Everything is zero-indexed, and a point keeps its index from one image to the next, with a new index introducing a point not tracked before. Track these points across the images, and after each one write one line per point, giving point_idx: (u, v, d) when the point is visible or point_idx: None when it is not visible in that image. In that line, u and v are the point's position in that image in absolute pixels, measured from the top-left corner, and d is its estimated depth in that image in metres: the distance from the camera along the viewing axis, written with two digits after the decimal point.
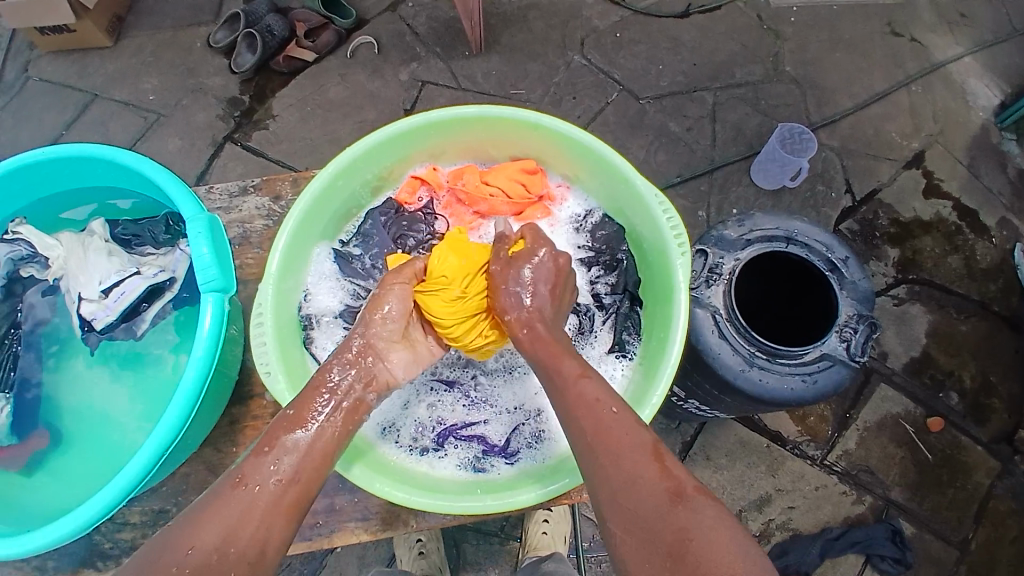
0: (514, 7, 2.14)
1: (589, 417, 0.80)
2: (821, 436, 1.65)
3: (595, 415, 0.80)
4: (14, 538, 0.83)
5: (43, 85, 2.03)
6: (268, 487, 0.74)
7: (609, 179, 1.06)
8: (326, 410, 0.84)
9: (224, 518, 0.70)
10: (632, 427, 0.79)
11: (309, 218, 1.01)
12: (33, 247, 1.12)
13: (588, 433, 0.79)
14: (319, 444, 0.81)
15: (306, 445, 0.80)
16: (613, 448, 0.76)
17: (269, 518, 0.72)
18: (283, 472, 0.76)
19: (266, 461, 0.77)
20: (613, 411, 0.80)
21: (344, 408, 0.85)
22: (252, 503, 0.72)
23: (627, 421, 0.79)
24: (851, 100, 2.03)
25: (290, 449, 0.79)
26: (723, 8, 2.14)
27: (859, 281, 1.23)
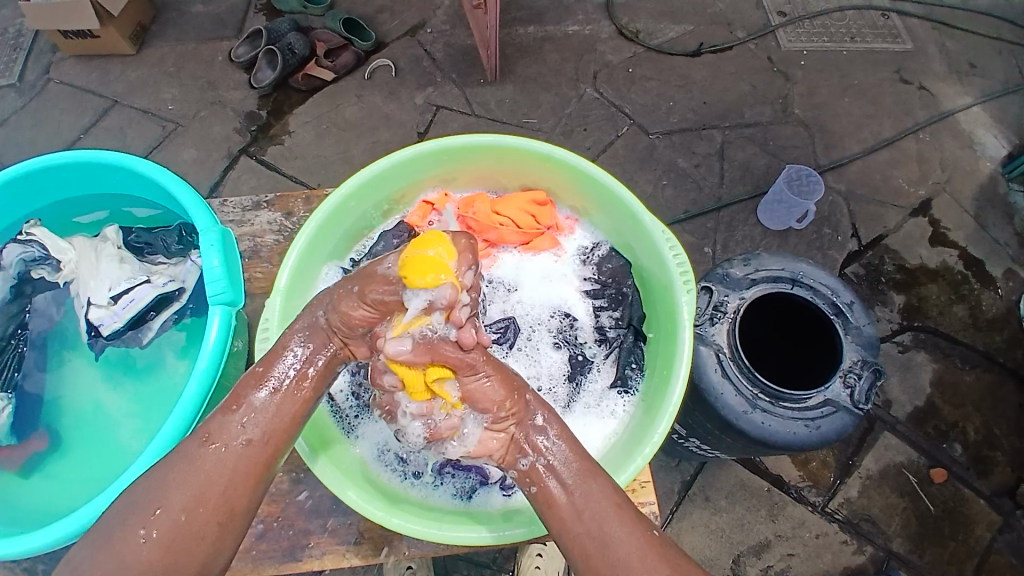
0: (531, 39, 2.18)
1: (632, 538, 0.75)
2: (822, 482, 1.63)
3: (634, 534, 0.76)
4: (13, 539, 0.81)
5: (63, 89, 2.07)
6: (235, 447, 0.77)
7: (618, 214, 1.06)
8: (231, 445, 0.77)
9: (189, 483, 0.74)
10: (669, 548, 0.77)
11: (319, 236, 1.00)
12: (46, 250, 1.11)
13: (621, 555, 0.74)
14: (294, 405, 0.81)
15: (276, 408, 0.80)
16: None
17: (233, 483, 0.75)
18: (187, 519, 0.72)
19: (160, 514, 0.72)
20: (652, 534, 0.77)
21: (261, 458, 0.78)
22: (217, 468, 0.75)
23: (666, 546, 0.77)
24: (859, 145, 2.05)
25: (261, 409, 0.80)
26: (735, 49, 2.19)
27: (863, 326, 1.22)
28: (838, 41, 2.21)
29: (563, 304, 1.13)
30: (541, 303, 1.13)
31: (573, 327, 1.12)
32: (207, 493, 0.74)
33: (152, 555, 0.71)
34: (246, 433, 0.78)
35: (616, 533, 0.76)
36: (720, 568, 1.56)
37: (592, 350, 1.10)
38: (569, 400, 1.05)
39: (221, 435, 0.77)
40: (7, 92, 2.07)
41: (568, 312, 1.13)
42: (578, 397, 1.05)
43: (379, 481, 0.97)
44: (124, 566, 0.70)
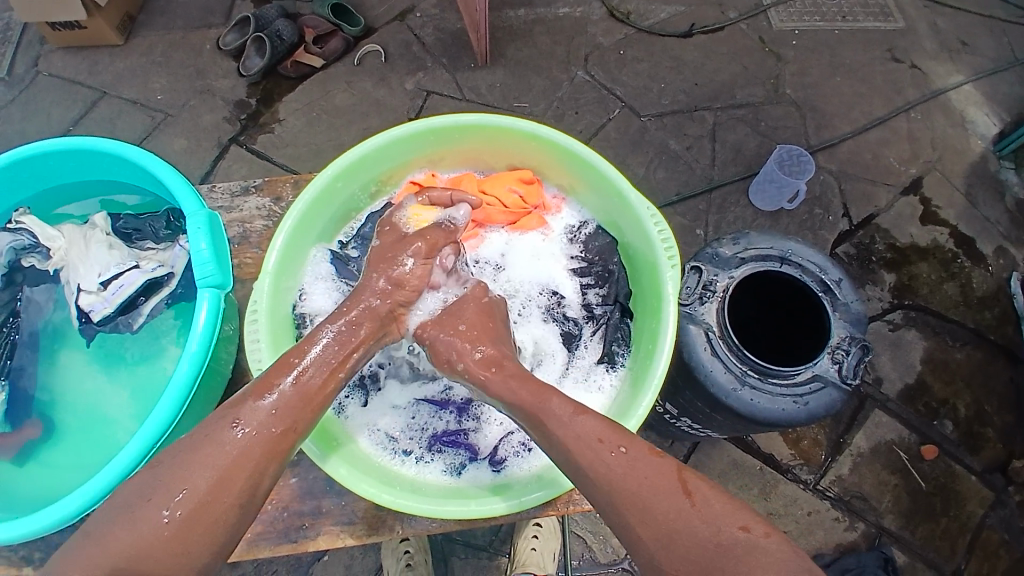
0: (521, 22, 2.17)
1: (600, 462, 0.79)
2: (814, 459, 1.65)
3: (602, 453, 0.79)
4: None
5: (50, 80, 2.05)
6: (262, 429, 0.78)
7: (604, 191, 1.06)
8: (245, 428, 0.78)
9: (211, 463, 0.74)
10: (644, 458, 0.79)
11: (307, 219, 1.01)
12: (35, 238, 1.12)
13: (594, 473, 0.78)
14: (320, 393, 0.84)
15: (303, 394, 0.82)
16: (634, 493, 0.76)
17: (259, 466, 0.76)
18: (215, 496, 0.73)
19: (184, 495, 0.72)
20: (621, 451, 0.80)
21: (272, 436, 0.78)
22: (244, 451, 0.76)
23: (638, 458, 0.79)
24: (851, 126, 2.05)
25: (288, 396, 0.81)
26: (726, 29, 2.18)
27: (851, 302, 1.23)
28: (830, 20, 2.20)
29: (551, 283, 1.14)
30: (530, 282, 1.14)
31: (561, 305, 1.13)
32: (232, 477, 0.75)
33: (173, 534, 0.71)
34: (272, 415, 0.80)
35: (585, 460, 0.79)
36: None
37: (580, 328, 1.11)
38: (557, 379, 1.06)
39: (249, 417, 0.78)
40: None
41: (555, 291, 1.14)
42: (567, 376, 1.06)
43: (372, 460, 0.97)
44: (141, 543, 0.70)
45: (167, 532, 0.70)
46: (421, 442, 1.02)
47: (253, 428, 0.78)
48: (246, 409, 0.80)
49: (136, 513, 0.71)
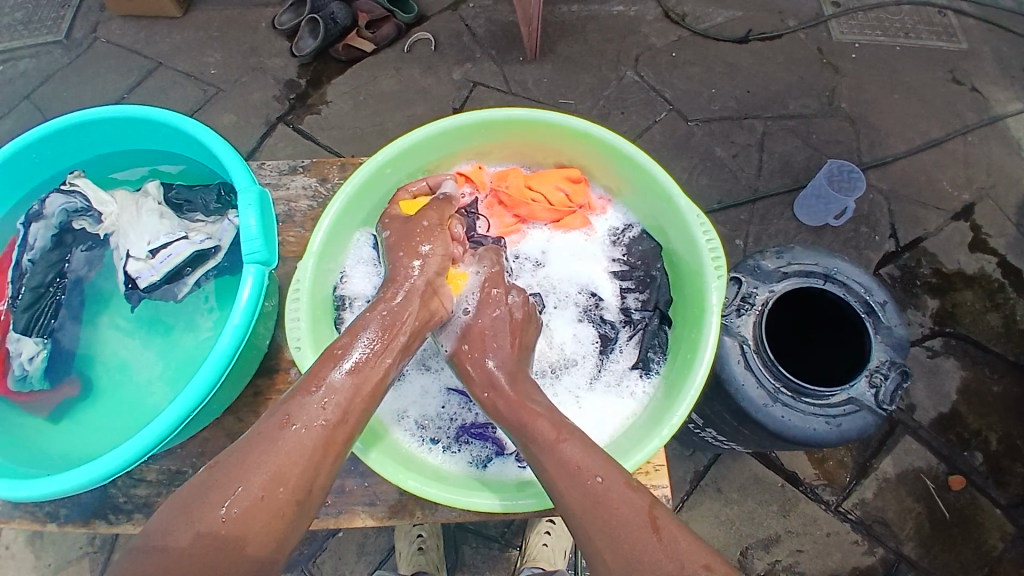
0: (574, 18, 2.15)
1: (578, 489, 0.76)
2: (838, 481, 1.61)
3: (576, 479, 0.77)
4: (32, 483, 0.85)
5: (111, 49, 2.11)
6: (314, 422, 0.77)
7: (651, 194, 1.04)
8: (301, 425, 0.77)
9: (267, 460, 0.73)
10: (618, 487, 0.76)
11: (353, 202, 1.02)
12: (88, 201, 1.15)
13: (569, 497, 0.76)
14: (368, 388, 0.83)
15: (354, 387, 0.82)
16: (605, 521, 0.73)
17: (312, 462, 0.75)
18: (271, 493, 0.71)
19: (240, 492, 0.71)
20: (598, 480, 0.77)
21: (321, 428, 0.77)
22: (297, 448, 0.75)
23: (613, 488, 0.76)
24: (905, 145, 1.98)
25: (339, 389, 0.81)
26: (784, 38, 2.12)
27: (894, 327, 1.20)
28: (892, 36, 2.13)
29: (590, 284, 1.13)
30: (569, 281, 1.13)
31: (598, 307, 1.11)
32: (287, 472, 0.73)
33: (230, 532, 0.69)
34: (324, 410, 0.79)
35: (565, 487, 0.77)
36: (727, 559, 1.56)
37: (617, 331, 1.09)
38: (590, 381, 1.04)
39: (302, 414, 0.77)
40: (53, 48, 2.12)
41: (594, 292, 1.12)
42: (599, 379, 1.05)
43: (401, 447, 0.99)
44: (200, 542, 0.68)
45: (225, 530, 0.69)
46: (450, 432, 1.03)
47: (309, 424, 0.77)
48: (297, 405, 0.79)
49: (195, 512, 0.70)
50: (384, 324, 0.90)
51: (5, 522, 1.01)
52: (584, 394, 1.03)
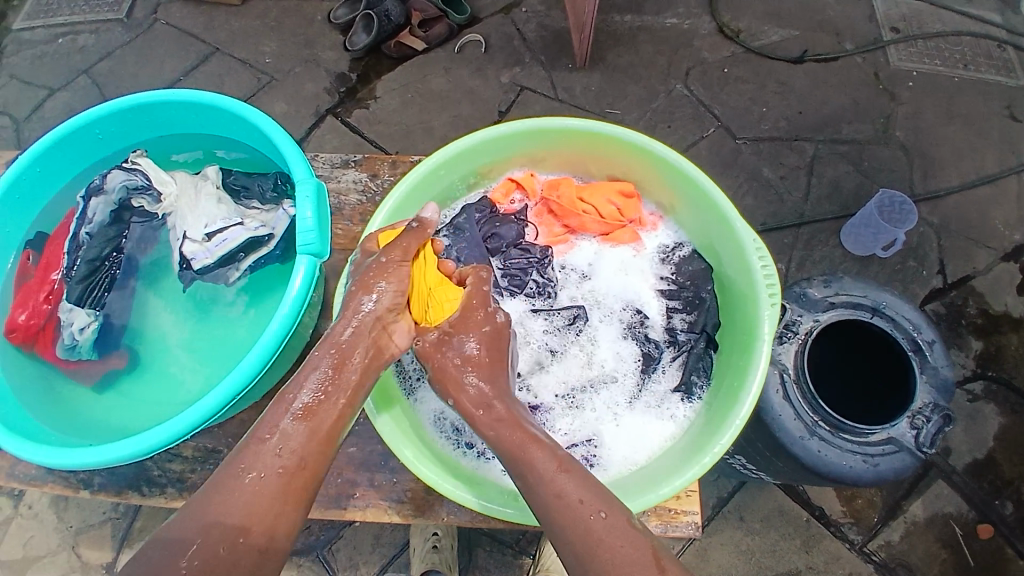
0: (626, 28, 2.14)
1: (577, 525, 0.74)
2: (865, 520, 1.56)
3: (578, 514, 0.75)
4: (73, 451, 0.88)
5: (172, 32, 2.17)
6: (269, 468, 0.77)
7: (706, 213, 1.02)
8: (257, 474, 0.76)
9: (227, 512, 0.73)
10: (619, 524, 0.74)
11: (407, 201, 1.02)
12: (149, 180, 1.17)
13: (569, 532, 0.74)
14: (325, 429, 0.81)
15: (308, 430, 0.80)
16: (607, 560, 0.72)
17: (275, 508, 0.75)
18: (231, 544, 0.72)
19: (197, 545, 0.71)
20: (601, 515, 0.75)
21: (282, 471, 0.77)
22: (256, 497, 0.75)
23: (618, 526, 0.74)
24: (959, 178, 1.91)
25: (291, 435, 0.79)
26: (841, 60, 2.07)
27: (941, 367, 1.15)
28: (950, 66, 2.06)
29: (636, 300, 1.10)
30: (614, 295, 1.11)
31: (643, 325, 1.09)
32: (248, 523, 0.73)
33: None
34: (279, 454, 0.78)
35: (559, 525, 0.75)
36: None
37: (660, 351, 1.07)
38: (630, 400, 1.02)
39: (258, 461, 0.76)
40: (114, 26, 2.19)
41: (640, 309, 1.10)
42: (640, 398, 1.02)
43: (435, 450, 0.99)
44: None
45: None
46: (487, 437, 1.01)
47: (264, 470, 0.76)
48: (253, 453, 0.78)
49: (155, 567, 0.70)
50: (332, 363, 0.85)
51: (41, 486, 1.04)
52: (623, 413, 1.01)
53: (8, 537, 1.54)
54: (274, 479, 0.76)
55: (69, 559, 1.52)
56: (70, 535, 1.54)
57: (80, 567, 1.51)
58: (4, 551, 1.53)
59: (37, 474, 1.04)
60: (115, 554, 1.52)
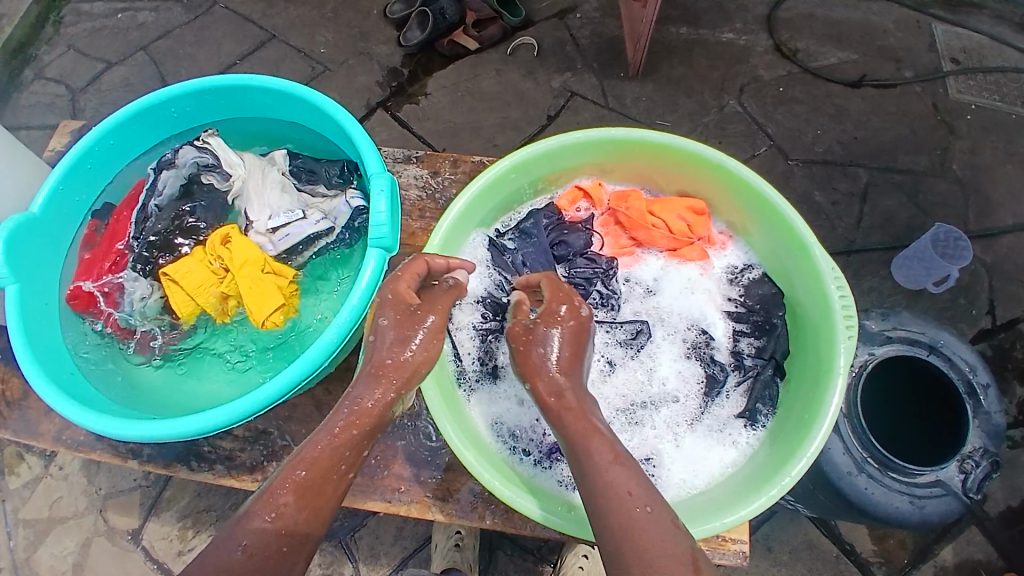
0: (681, 40, 2.11)
1: (620, 514, 0.70)
2: (895, 561, 1.51)
3: (625, 505, 0.71)
4: (136, 423, 0.88)
5: (230, 16, 2.21)
6: (265, 547, 0.70)
7: (781, 237, 1.00)
8: (248, 541, 0.70)
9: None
10: (669, 521, 0.70)
11: (477, 202, 1.02)
12: (218, 159, 1.19)
13: (615, 525, 0.70)
14: (315, 477, 0.74)
15: (302, 481, 0.74)
16: (648, 550, 0.67)
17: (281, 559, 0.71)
18: None
19: None
20: (648, 509, 0.70)
21: (283, 515, 0.72)
22: (259, 558, 0.70)
23: (664, 519, 0.70)
24: (1015, 218, 1.85)
25: (281, 497, 0.72)
26: (899, 88, 2.02)
27: (994, 413, 1.12)
28: (1010, 102, 2.00)
29: (701, 320, 1.08)
30: (679, 313, 1.08)
31: (708, 346, 1.07)
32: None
33: None
34: (282, 532, 0.71)
35: (601, 505, 0.72)
36: None
37: (725, 374, 1.05)
38: (692, 422, 1.00)
39: (247, 526, 0.71)
40: (175, 7, 2.23)
41: (706, 330, 1.08)
42: (703, 421, 1.01)
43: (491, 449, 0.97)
44: None
45: None
46: (543, 445, 0.99)
47: (271, 523, 0.71)
48: (244, 521, 0.72)
49: None
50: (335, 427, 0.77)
51: (88, 452, 1.05)
52: (683, 434, 0.99)
53: (38, 494, 1.57)
54: (274, 526, 0.71)
55: (95, 522, 1.54)
56: (99, 499, 1.56)
57: (105, 531, 1.53)
58: (33, 508, 1.56)
59: (85, 441, 1.06)
60: (141, 522, 1.53)
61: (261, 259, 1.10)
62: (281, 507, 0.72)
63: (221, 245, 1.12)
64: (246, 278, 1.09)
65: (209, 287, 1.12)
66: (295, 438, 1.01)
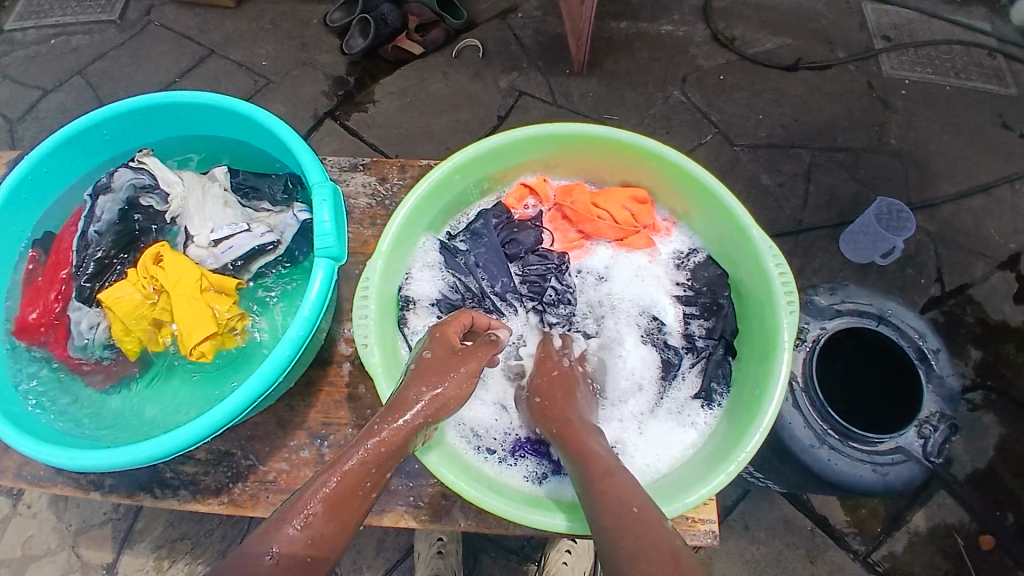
0: (623, 34, 2.14)
1: (611, 516, 0.70)
2: (868, 531, 1.56)
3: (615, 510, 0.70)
4: (91, 453, 0.85)
5: (164, 33, 2.15)
6: (295, 556, 0.68)
7: (720, 220, 1.02)
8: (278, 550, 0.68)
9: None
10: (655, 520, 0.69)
11: (422, 206, 1.01)
12: (155, 179, 1.15)
13: (604, 528, 0.69)
14: (345, 491, 0.73)
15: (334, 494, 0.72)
16: (628, 543, 0.66)
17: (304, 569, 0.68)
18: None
19: None
20: (633, 510, 0.70)
21: (315, 523, 0.70)
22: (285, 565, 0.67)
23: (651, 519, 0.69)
24: (953, 187, 1.94)
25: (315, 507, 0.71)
26: (834, 68, 2.10)
27: (945, 376, 1.17)
28: (942, 74, 2.09)
29: (651, 306, 1.11)
30: (630, 302, 1.11)
31: (661, 331, 1.10)
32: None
33: None
34: (310, 541, 0.69)
35: (597, 515, 0.71)
36: None
37: (679, 357, 1.07)
38: (651, 407, 1.03)
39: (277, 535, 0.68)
40: (106, 27, 2.16)
41: (657, 316, 1.10)
42: (661, 405, 1.03)
43: (457, 451, 0.97)
44: None
45: None
46: (508, 444, 1.00)
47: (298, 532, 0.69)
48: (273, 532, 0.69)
49: None
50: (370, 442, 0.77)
51: (49, 487, 1.02)
52: (643, 420, 1.01)
53: (9, 533, 1.51)
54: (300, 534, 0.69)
55: (68, 558, 1.48)
56: (70, 534, 1.50)
57: (79, 566, 1.47)
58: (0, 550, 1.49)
59: (45, 475, 1.02)
60: (114, 557, 1.48)
61: (195, 278, 1.06)
62: (310, 516, 0.70)
63: (154, 264, 1.08)
64: (181, 297, 1.04)
65: (145, 310, 1.07)
66: (260, 458, 0.99)
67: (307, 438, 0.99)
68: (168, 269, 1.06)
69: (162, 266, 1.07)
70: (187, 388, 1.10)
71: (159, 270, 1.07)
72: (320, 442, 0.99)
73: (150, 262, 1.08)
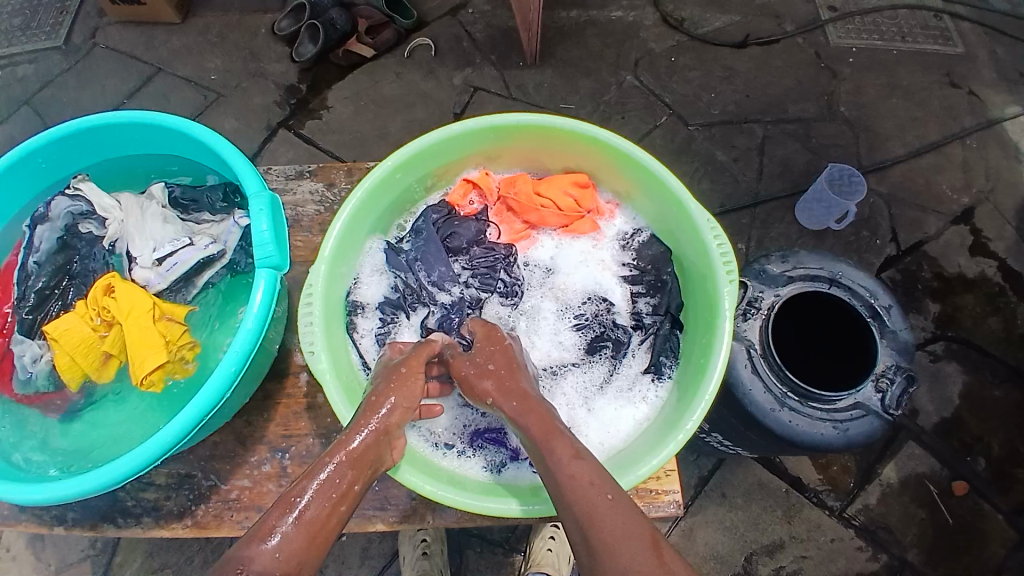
0: (573, 23, 2.16)
1: (584, 503, 0.71)
2: (841, 486, 1.60)
3: (588, 497, 0.72)
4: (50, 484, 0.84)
5: (108, 53, 2.11)
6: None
7: (659, 198, 1.05)
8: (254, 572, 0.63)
9: None
10: (626, 505, 0.72)
11: (364, 209, 1.02)
12: (92, 206, 1.15)
13: (584, 519, 0.70)
14: (321, 516, 0.71)
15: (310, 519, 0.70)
16: (607, 535, 0.68)
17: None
18: None
19: None
20: (608, 498, 0.72)
21: (293, 542, 0.68)
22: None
23: (625, 505, 0.72)
24: (904, 148, 1.99)
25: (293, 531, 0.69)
26: (782, 42, 2.13)
27: (900, 331, 1.19)
28: (888, 40, 2.14)
29: (598, 289, 1.13)
30: (578, 287, 1.13)
31: (610, 312, 1.12)
32: None
33: None
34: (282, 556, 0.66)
35: (568, 506, 0.72)
36: (733, 566, 1.56)
37: (629, 335, 1.10)
38: (603, 386, 1.05)
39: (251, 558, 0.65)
40: (47, 52, 2.12)
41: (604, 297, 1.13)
42: (613, 383, 1.05)
43: (413, 449, 0.98)
44: None
45: None
46: (464, 436, 1.03)
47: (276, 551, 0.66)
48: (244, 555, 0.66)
49: None
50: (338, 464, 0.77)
51: (13, 525, 1.00)
52: (596, 398, 1.04)
53: None
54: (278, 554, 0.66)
55: None
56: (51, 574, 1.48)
57: None
58: None
59: (8, 513, 1.00)
60: None
61: (147, 307, 1.04)
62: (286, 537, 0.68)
63: (105, 295, 1.06)
64: (133, 327, 1.03)
65: (96, 345, 1.07)
66: (221, 477, 0.98)
67: (268, 452, 0.99)
68: (118, 300, 1.05)
69: (113, 297, 1.06)
70: (140, 412, 1.09)
71: (109, 301, 1.06)
72: (281, 454, 0.99)
73: (100, 294, 1.07)
